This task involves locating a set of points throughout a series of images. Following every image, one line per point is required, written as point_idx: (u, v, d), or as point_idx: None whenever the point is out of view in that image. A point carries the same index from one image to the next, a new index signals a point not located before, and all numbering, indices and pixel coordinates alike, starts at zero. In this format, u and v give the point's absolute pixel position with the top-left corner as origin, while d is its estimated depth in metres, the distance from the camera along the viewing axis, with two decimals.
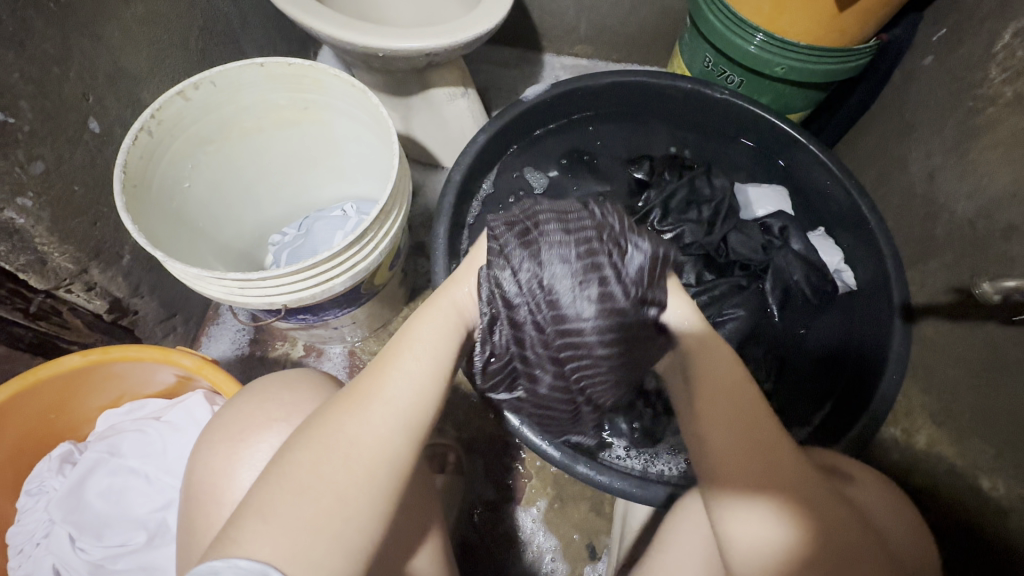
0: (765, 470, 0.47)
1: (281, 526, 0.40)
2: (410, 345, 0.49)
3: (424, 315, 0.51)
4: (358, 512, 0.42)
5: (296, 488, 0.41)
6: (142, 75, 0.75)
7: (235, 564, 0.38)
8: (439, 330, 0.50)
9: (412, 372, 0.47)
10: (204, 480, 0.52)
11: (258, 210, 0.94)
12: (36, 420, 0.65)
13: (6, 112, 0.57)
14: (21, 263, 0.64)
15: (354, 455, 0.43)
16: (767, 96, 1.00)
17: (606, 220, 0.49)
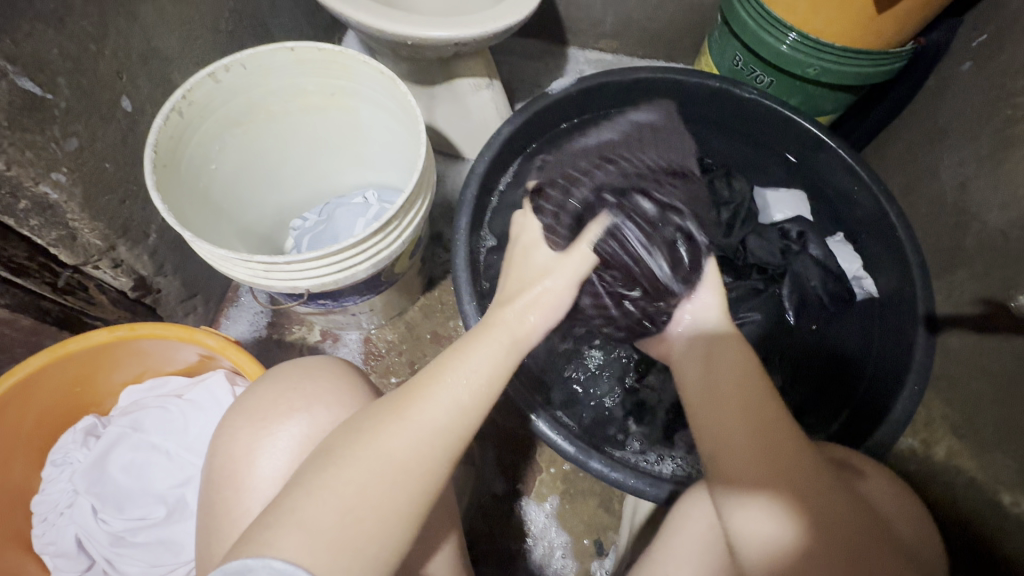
0: (776, 462, 0.49)
1: (322, 544, 0.40)
2: (459, 366, 0.52)
3: (482, 339, 0.56)
4: (381, 526, 0.43)
5: (339, 507, 0.42)
6: (174, 55, 0.76)
7: (270, 564, 0.39)
8: (492, 356, 0.54)
9: (458, 395, 0.49)
10: (225, 462, 0.53)
11: (279, 194, 0.94)
12: (62, 392, 0.66)
13: (44, 87, 0.57)
14: (51, 237, 0.65)
15: (411, 479, 0.45)
16: (796, 98, 0.98)
17: (556, 207, 0.90)
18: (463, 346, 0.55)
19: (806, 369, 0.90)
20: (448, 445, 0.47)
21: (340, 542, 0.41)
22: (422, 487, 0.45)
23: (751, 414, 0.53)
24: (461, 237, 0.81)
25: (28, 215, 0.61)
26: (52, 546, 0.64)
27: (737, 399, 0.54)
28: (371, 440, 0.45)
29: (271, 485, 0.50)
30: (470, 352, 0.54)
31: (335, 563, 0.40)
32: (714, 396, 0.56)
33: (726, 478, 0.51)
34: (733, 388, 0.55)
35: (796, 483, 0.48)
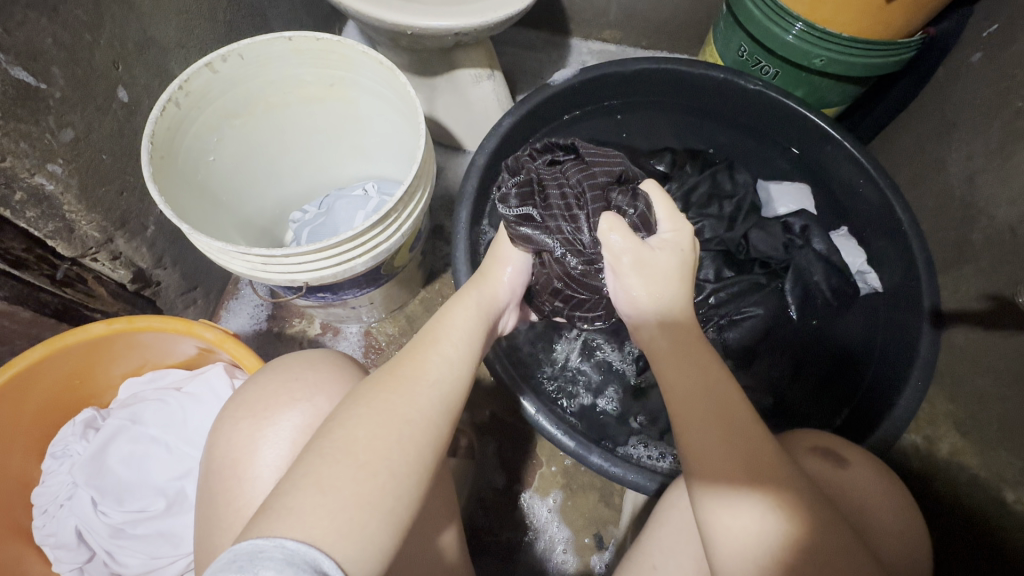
0: (753, 451, 0.48)
1: (343, 499, 0.41)
2: (446, 333, 0.56)
3: (458, 306, 0.60)
4: (378, 500, 0.42)
5: (353, 463, 0.43)
6: (171, 45, 0.75)
7: (283, 544, 0.36)
8: (468, 322, 0.59)
9: (448, 357, 0.54)
10: (224, 454, 0.52)
11: (278, 185, 0.94)
12: (61, 384, 0.66)
13: (38, 78, 0.57)
14: (48, 230, 0.65)
15: (417, 427, 0.47)
16: (802, 89, 0.97)
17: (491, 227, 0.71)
18: (440, 315, 0.59)
19: (808, 366, 0.89)
20: (445, 394, 0.51)
21: (359, 496, 0.41)
22: (429, 435, 0.47)
23: (718, 397, 0.51)
24: (461, 233, 0.80)
25: (23, 207, 0.61)
26: (52, 537, 0.64)
27: (705, 375, 0.52)
28: (371, 400, 0.47)
29: (272, 475, 0.49)
30: (450, 319, 0.58)
31: (358, 518, 0.40)
32: (670, 368, 0.54)
33: (705, 475, 0.48)
34: (700, 357, 0.53)
35: (776, 473, 0.47)
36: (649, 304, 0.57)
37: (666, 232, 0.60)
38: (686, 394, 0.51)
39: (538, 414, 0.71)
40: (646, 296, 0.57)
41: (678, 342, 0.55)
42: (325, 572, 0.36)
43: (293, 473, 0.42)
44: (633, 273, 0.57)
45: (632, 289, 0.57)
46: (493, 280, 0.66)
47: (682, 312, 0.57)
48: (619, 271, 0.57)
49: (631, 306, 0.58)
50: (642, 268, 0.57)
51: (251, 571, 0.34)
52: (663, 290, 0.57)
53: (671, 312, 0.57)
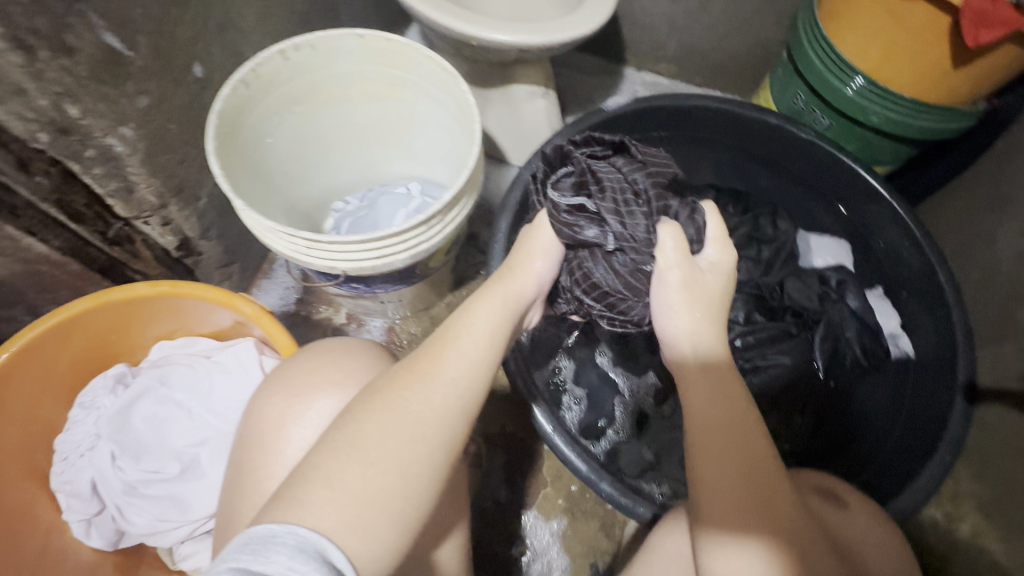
0: (758, 506, 0.47)
1: (348, 497, 0.42)
2: (468, 330, 0.54)
3: (486, 300, 0.57)
4: (389, 500, 0.43)
5: (364, 460, 0.44)
6: (248, 29, 0.78)
7: (295, 531, 0.39)
8: (492, 317, 0.56)
9: (468, 355, 0.52)
10: (256, 426, 0.54)
11: (326, 175, 0.96)
12: (98, 338, 0.68)
13: (125, 45, 0.59)
14: (110, 188, 0.67)
15: (428, 429, 0.47)
16: (853, 144, 0.97)
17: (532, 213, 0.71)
18: (466, 309, 0.56)
19: (831, 422, 0.88)
20: (462, 394, 0.50)
21: (371, 494, 0.43)
22: (442, 437, 0.47)
23: (735, 441, 0.49)
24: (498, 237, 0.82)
25: (92, 164, 0.63)
26: (68, 485, 0.65)
27: (726, 416, 0.51)
28: (388, 395, 0.48)
29: (300, 453, 0.50)
30: (476, 314, 0.56)
31: (367, 516, 0.42)
32: (692, 404, 0.53)
33: (705, 522, 0.48)
34: (722, 396, 0.52)
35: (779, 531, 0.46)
36: (687, 332, 0.57)
37: (712, 253, 0.61)
38: (704, 433, 0.51)
39: (552, 426, 0.70)
40: (687, 323, 0.57)
41: (699, 377, 0.54)
42: (332, 563, 0.38)
43: (314, 466, 0.43)
44: (680, 293, 0.57)
45: (675, 307, 0.57)
46: (521, 275, 0.61)
47: (712, 344, 0.56)
48: (668, 288, 0.58)
49: (668, 334, 0.58)
50: (692, 289, 0.58)
51: (264, 555, 0.36)
52: (705, 315, 0.57)
53: (702, 342, 0.56)
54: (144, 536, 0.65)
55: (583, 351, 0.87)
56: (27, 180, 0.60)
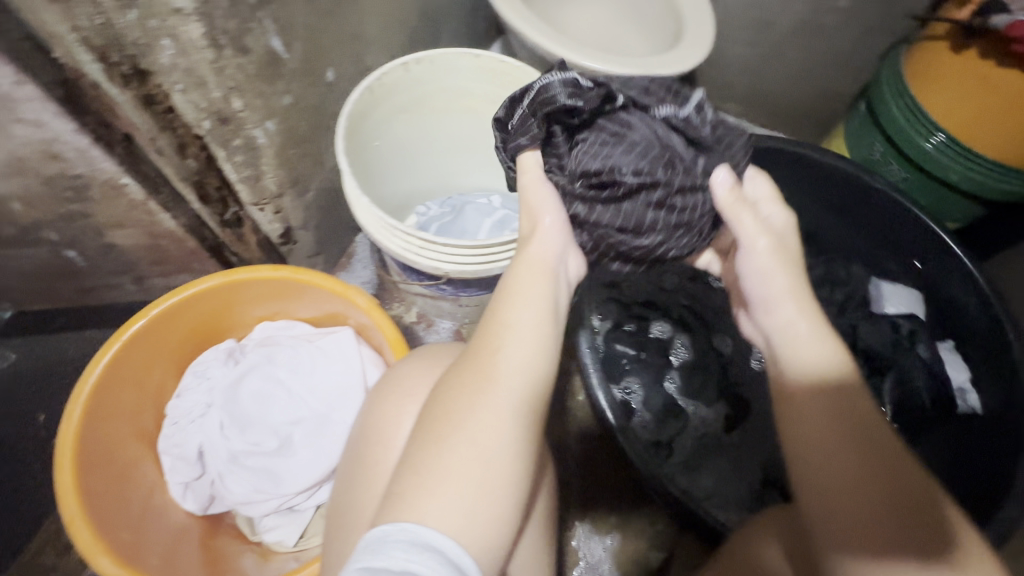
0: (884, 516, 0.43)
1: (447, 483, 0.43)
2: (512, 302, 0.52)
3: (530, 275, 0.53)
4: (473, 477, 0.44)
5: (438, 444, 0.45)
6: (373, 40, 0.84)
7: (405, 528, 0.41)
8: (537, 288, 0.52)
9: (515, 325, 0.50)
10: (371, 418, 0.56)
11: (414, 180, 1.00)
12: (215, 313, 0.73)
13: (284, 49, 0.64)
14: (243, 175, 0.72)
15: (502, 409, 0.46)
16: (927, 199, 0.99)
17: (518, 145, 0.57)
18: (511, 288, 0.53)
19: None
20: (533, 370, 0.49)
21: (456, 473, 0.44)
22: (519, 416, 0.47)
23: (846, 447, 0.46)
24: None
25: (236, 152, 0.68)
26: (176, 448, 0.69)
27: (836, 421, 0.47)
28: (459, 383, 0.49)
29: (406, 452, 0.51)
30: (522, 292, 0.52)
31: (459, 492, 0.43)
32: (800, 407, 0.49)
33: (826, 540, 0.45)
34: (825, 398, 0.48)
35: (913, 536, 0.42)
36: (790, 311, 0.53)
37: (776, 214, 0.60)
38: (811, 443, 0.47)
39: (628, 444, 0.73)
40: (789, 300, 0.54)
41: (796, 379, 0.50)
42: (436, 547, 0.40)
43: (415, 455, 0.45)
44: (769, 259, 0.55)
45: (772, 286, 0.55)
46: (533, 242, 0.55)
47: (811, 333, 0.52)
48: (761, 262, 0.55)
49: (766, 304, 0.56)
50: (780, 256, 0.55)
51: (381, 553, 0.39)
52: (800, 298, 0.54)
53: (799, 321, 0.53)
54: (237, 505, 0.69)
55: (652, 367, 0.85)
56: (179, 161, 0.65)
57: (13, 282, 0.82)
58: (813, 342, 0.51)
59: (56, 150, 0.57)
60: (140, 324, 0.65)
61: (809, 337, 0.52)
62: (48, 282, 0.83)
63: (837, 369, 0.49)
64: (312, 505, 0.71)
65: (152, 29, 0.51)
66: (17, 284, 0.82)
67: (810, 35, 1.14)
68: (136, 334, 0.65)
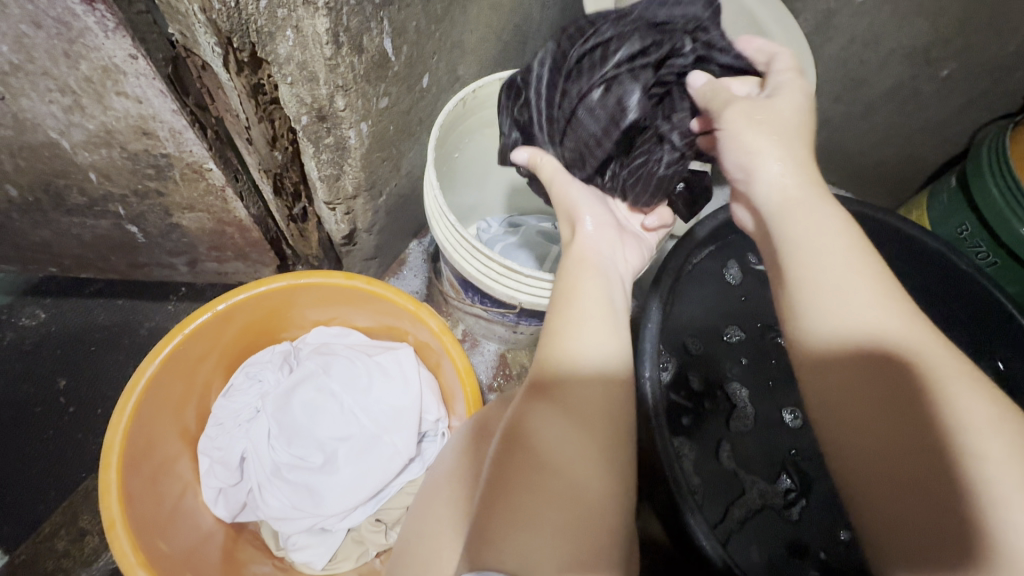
0: (942, 505, 0.33)
1: (494, 507, 0.36)
2: (559, 300, 0.47)
3: (581, 269, 0.49)
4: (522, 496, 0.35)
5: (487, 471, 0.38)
6: (469, 50, 0.81)
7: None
8: (586, 283, 0.48)
9: (558, 320, 0.45)
10: (441, 463, 0.51)
11: (482, 195, 0.97)
12: (274, 313, 0.69)
13: (394, 51, 0.62)
14: (325, 173, 0.69)
15: (553, 397, 0.40)
16: (1014, 286, 0.94)
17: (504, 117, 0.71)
18: (561, 287, 0.49)
19: None
20: (596, 360, 0.43)
21: (506, 495, 0.36)
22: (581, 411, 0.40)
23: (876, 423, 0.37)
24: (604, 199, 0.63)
25: (324, 150, 0.65)
26: (217, 451, 0.66)
27: (861, 393, 0.38)
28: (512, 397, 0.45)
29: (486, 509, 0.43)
30: (578, 288, 0.47)
31: (512, 518, 0.35)
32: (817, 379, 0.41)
33: (883, 540, 0.36)
34: (844, 362, 0.40)
35: (988, 520, 0.32)
36: (774, 170, 0.47)
37: (784, 78, 0.53)
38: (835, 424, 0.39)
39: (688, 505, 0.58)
40: (769, 162, 0.47)
41: (820, 346, 0.41)
42: None
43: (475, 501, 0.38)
44: (739, 116, 0.49)
45: (758, 178, 0.48)
46: (581, 246, 0.53)
47: (807, 224, 0.44)
48: (730, 128, 0.49)
49: (745, 174, 0.49)
50: (760, 116, 0.49)
51: None
52: (814, 226, 0.44)
53: (785, 183, 0.47)
54: (271, 519, 0.65)
55: (706, 426, 0.79)
56: (266, 152, 0.63)
57: (68, 249, 0.79)
58: (835, 282, 0.41)
59: (150, 128, 0.54)
60: (206, 317, 0.62)
61: (801, 204, 0.46)
62: (103, 253, 0.80)
63: (859, 311, 0.40)
64: (345, 527, 0.66)
65: (278, 19, 0.49)
66: (73, 250, 0.80)
67: (902, 100, 1.10)
68: (199, 328, 0.62)
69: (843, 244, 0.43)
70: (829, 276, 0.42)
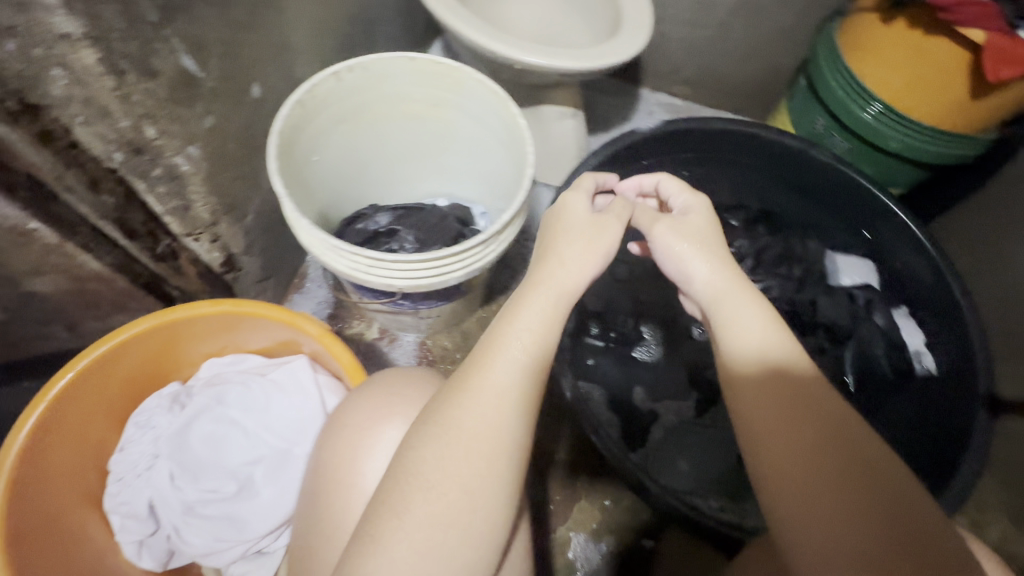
0: (854, 519, 0.42)
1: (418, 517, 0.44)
2: (501, 341, 0.50)
3: (520, 317, 0.51)
4: (451, 509, 0.44)
5: (420, 485, 0.45)
6: (301, 50, 0.80)
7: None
8: (530, 334, 0.50)
9: (501, 365, 0.49)
10: (327, 467, 0.53)
11: (364, 192, 0.96)
12: (155, 356, 0.67)
13: (198, 67, 0.61)
14: (170, 206, 0.67)
15: (478, 438, 0.46)
16: (871, 168, 1.01)
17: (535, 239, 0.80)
18: (498, 328, 0.51)
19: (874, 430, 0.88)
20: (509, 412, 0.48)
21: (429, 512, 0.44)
22: (502, 451, 0.47)
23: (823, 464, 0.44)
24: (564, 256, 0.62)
25: (157, 182, 0.63)
26: (124, 506, 0.65)
27: (794, 416, 0.46)
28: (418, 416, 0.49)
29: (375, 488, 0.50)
30: (512, 332, 0.50)
31: (429, 523, 0.44)
32: (753, 399, 0.47)
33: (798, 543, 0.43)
34: (780, 392, 0.47)
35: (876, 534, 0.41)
36: (702, 271, 0.52)
37: (687, 200, 0.58)
38: (767, 450, 0.46)
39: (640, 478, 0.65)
40: (700, 266, 0.52)
41: (757, 377, 0.48)
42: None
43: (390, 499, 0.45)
44: (670, 233, 0.54)
45: (694, 278, 0.53)
46: (529, 294, 0.52)
47: (734, 309, 0.50)
48: (663, 242, 0.54)
49: (682, 277, 0.54)
50: (682, 231, 0.54)
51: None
52: (742, 304, 0.50)
53: (715, 279, 0.52)
54: (199, 556, 0.65)
55: (611, 362, 0.86)
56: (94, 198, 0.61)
57: None
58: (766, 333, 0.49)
59: None
60: (67, 379, 0.59)
61: (735, 292, 0.51)
62: None
63: (784, 357, 0.48)
64: (280, 545, 0.67)
65: (38, 59, 0.47)
66: None
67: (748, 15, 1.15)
68: (63, 391, 0.59)
69: (771, 316, 0.50)
70: (765, 333, 0.49)
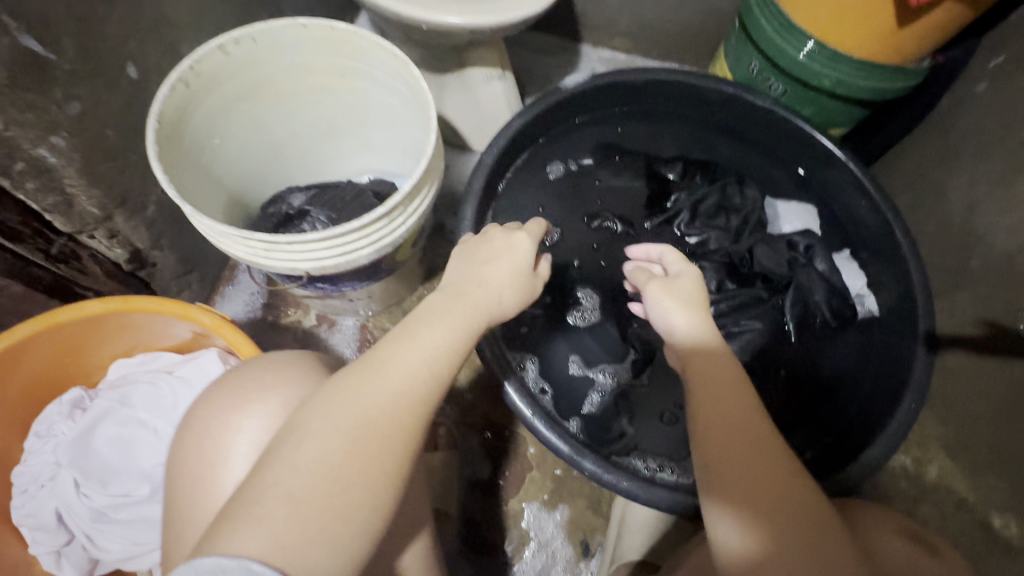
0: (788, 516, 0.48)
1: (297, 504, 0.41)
2: (414, 337, 0.49)
3: (440, 317, 0.51)
4: (341, 495, 0.42)
5: (313, 471, 0.42)
6: (184, 24, 0.74)
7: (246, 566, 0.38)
8: (446, 334, 0.50)
9: (413, 362, 0.48)
10: (204, 462, 0.50)
11: (281, 173, 0.92)
12: (51, 362, 0.64)
13: (48, 47, 0.56)
14: (47, 203, 0.63)
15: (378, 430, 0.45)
16: (810, 109, 0.97)
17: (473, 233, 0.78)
18: (418, 325, 0.50)
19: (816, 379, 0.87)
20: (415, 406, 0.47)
21: (310, 497, 0.41)
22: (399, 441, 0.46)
23: (765, 477, 0.49)
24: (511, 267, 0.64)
25: (23, 177, 0.59)
26: (30, 518, 0.63)
27: (740, 425, 0.51)
28: (314, 403, 0.46)
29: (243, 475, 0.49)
30: (426, 332, 0.50)
31: (307, 513, 0.41)
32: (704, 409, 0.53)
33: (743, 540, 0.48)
34: (727, 406, 0.53)
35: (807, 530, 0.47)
36: (684, 324, 0.57)
37: (677, 264, 0.62)
38: (719, 458, 0.51)
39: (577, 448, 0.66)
40: (679, 318, 0.57)
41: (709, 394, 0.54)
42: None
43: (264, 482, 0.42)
44: (663, 292, 0.58)
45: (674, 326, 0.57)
46: (461, 300, 0.53)
47: (708, 358, 0.55)
48: (652, 298, 0.58)
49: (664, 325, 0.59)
50: (674, 292, 0.58)
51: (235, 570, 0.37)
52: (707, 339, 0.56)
53: (692, 328, 0.57)
54: (117, 562, 0.63)
55: (544, 330, 0.84)
56: None
57: None
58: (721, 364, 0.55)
59: None
60: None
61: (707, 337, 0.56)
62: None
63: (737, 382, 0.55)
64: None
65: None
66: None
67: None
68: None
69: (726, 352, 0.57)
70: (719, 362, 0.55)
